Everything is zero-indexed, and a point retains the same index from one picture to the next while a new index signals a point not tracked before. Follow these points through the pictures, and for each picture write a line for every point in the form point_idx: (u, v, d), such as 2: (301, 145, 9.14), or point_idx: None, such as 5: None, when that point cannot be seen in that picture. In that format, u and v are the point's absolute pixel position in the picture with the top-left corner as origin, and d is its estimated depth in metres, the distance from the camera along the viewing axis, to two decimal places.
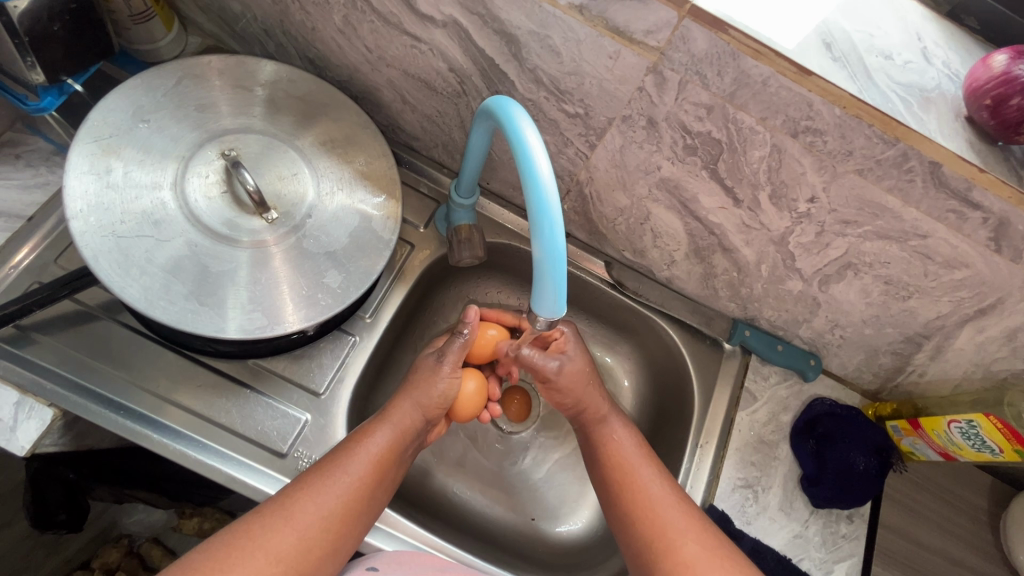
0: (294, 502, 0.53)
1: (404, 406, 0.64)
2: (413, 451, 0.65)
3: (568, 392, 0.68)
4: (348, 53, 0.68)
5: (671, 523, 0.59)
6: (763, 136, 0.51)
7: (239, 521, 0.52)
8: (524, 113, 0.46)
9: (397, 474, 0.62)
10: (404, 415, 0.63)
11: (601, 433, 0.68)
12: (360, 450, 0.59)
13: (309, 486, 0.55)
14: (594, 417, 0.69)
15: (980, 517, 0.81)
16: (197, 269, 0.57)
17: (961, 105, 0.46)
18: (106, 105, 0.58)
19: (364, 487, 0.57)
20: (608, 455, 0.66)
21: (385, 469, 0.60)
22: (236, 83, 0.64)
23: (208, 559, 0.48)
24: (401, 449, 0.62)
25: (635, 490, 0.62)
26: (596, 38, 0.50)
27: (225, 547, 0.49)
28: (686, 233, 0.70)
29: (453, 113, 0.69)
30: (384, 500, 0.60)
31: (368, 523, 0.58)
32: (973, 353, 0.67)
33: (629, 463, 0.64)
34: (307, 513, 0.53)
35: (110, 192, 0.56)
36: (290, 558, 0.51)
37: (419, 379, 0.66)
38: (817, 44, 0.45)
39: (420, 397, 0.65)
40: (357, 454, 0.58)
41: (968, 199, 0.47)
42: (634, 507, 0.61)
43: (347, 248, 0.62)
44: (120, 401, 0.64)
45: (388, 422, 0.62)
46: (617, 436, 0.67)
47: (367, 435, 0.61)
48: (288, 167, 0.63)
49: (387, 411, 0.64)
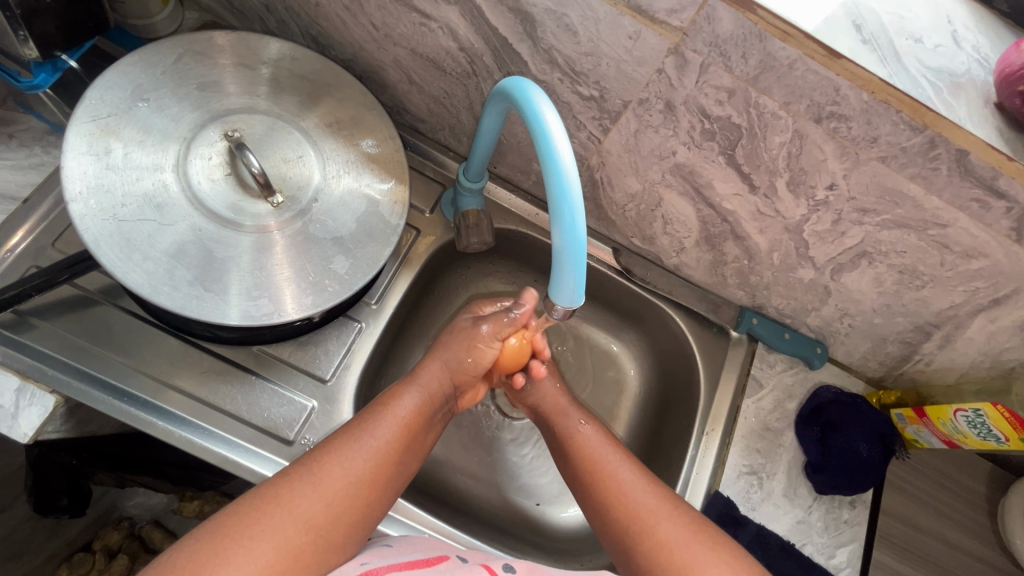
0: (323, 465, 0.53)
1: (430, 368, 0.65)
2: (441, 418, 0.66)
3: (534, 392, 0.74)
4: (353, 31, 0.66)
5: (644, 507, 0.59)
6: (785, 121, 0.49)
7: (265, 484, 0.51)
8: (544, 94, 0.45)
9: (425, 439, 0.62)
10: (432, 378, 0.64)
11: (566, 426, 0.69)
12: (387, 413, 0.59)
13: (336, 450, 0.54)
14: (557, 412, 0.71)
15: (977, 501, 0.83)
16: (202, 253, 0.55)
17: (992, 91, 0.45)
18: (103, 83, 0.56)
19: (391, 451, 0.57)
20: (577, 448, 0.67)
21: (413, 432, 0.60)
22: (238, 61, 0.62)
23: (238, 519, 0.47)
24: (428, 412, 0.63)
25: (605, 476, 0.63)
26: (616, 17, 0.48)
27: (254, 508, 0.48)
28: (697, 220, 0.69)
29: (462, 94, 0.67)
30: (414, 467, 0.60)
31: (397, 486, 0.58)
32: (983, 342, 0.67)
33: (595, 456, 0.65)
34: (338, 474, 0.53)
35: (110, 173, 0.54)
36: (319, 523, 0.50)
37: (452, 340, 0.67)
38: (845, 26, 0.44)
39: (446, 355, 0.66)
40: (385, 417, 0.58)
41: (993, 187, 0.46)
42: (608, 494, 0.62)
43: (355, 233, 0.61)
44: (125, 388, 0.63)
45: (415, 385, 0.63)
46: (584, 430, 0.68)
47: (394, 399, 0.61)
48: (293, 149, 0.61)
49: (414, 374, 0.64)
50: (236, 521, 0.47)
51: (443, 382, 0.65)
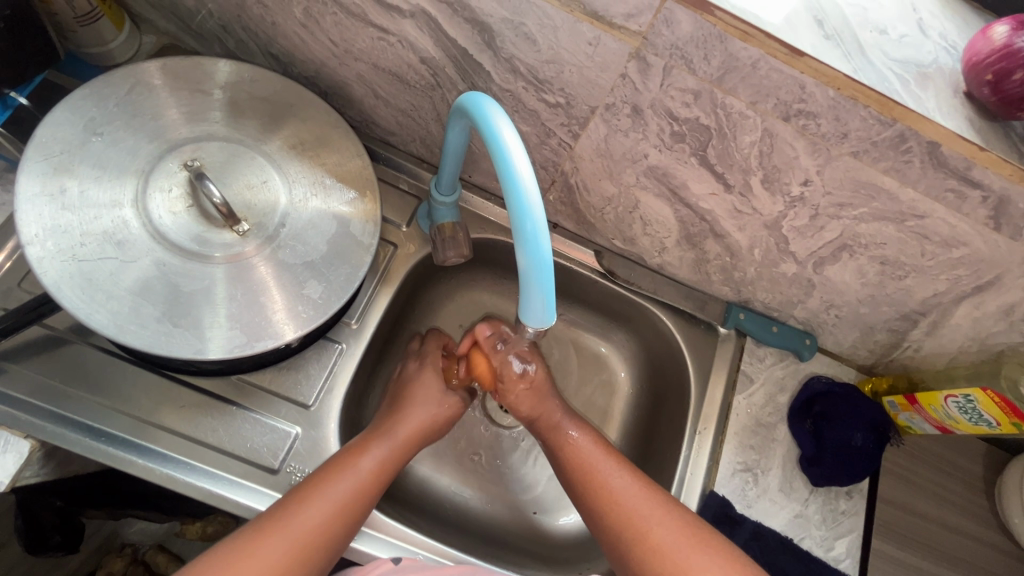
0: (290, 517, 0.53)
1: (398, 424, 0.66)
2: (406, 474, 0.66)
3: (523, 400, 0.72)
4: (313, 49, 0.64)
5: (640, 514, 0.58)
6: (753, 121, 0.48)
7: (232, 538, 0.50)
8: (501, 110, 0.44)
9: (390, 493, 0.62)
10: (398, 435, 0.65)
11: (556, 440, 0.70)
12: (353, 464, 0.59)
13: (302, 498, 0.54)
14: (548, 425, 0.71)
15: (974, 482, 0.83)
16: (167, 289, 0.54)
17: (961, 80, 0.43)
18: (55, 120, 0.54)
19: (354, 500, 0.57)
20: (570, 457, 0.67)
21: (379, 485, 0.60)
22: (194, 87, 0.60)
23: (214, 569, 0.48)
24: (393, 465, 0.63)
25: (600, 485, 0.62)
26: (573, 24, 0.46)
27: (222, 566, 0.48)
28: (676, 220, 0.68)
29: (429, 106, 0.66)
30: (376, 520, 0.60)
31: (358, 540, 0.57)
32: (969, 328, 0.66)
33: (587, 461, 0.65)
34: (294, 528, 0.52)
35: (66, 213, 0.52)
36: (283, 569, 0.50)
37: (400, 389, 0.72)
38: (807, 22, 0.43)
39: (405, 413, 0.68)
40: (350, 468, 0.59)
41: (968, 177, 0.45)
42: (601, 500, 0.61)
43: (325, 256, 0.60)
44: (102, 427, 0.62)
45: (381, 438, 0.63)
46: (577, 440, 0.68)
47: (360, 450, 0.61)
48: (256, 175, 0.60)
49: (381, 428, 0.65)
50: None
51: (409, 436, 0.66)
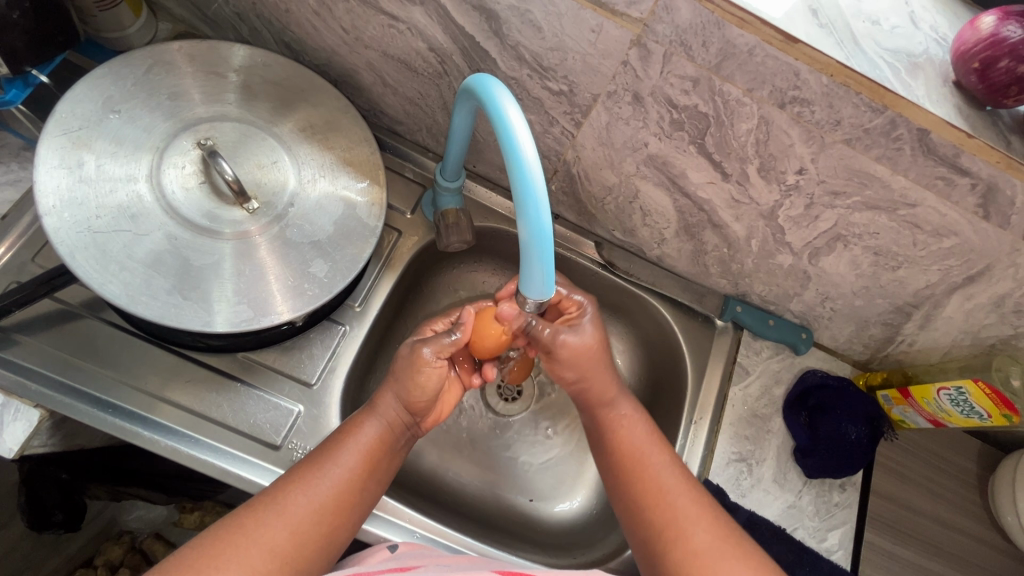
0: (292, 497, 0.53)
1: (394, 397, 0.61)
2: (409, 442, 0.64)
3: (569, 364, 0.64)
4: (324, 36, 0.66)
5: (681, 511, 0.57)
6: (750, 108, 0.50)
7: (232, 515, 0.51)
8: (507, 90, 0.45)
9: (392, 465, 0.61)
10: (395, 408, 0.61)
11: (608, 417, 0.65)
12: (350, 442, 0.58)
13: (301, 478, 0.54)
14: (600, 399, 0.65)
15: (967, 478, 0.84)
16: (178, 262, 0.55)
17: (950, 70, 0.45)
18: (74, 97, 0.56)
19: (356, 478, 0.56)
20: (617, 442, 0.63)
21: (378, 460, 0.58)
22: (209, 70, 0.62)
23: (210, 544, 0.48)
24: (392, 440, 0.60)
25: (646, 477, 0.60)
26: (577, 11, 0.48)
27: (230, 539, 0.49)
28: (675, 210, 0.69)
29: (435, 94, 0.68)
30: (380, 491, 0.59)
31: (364, 514, 0.57)
32: (962, 321, 0.67)
33: (638, 451, 0.62)
34: (290, 509, 0.52)
35: (83, 186, 0.54)
36: (284, 551, 0.50)
37: (400, 371, 0.61)
38: (803, 12, 0.44)
39: (405, 387, 0.61)
40: (347, 445, 0.57)
41: (957, 165, 0.46)
42: (647, 496, 0.59)
43: (332, 236, 0.62)
44: (109, 399, 0.63)
45: (377, 412, 0.60)
46: (626, 423, 0.65)
47: (356, 426, 0.59)
48: (267, 155, 0.61)
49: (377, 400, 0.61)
50: (206, 553, 0.48)
51: (409, 412, 0.62)
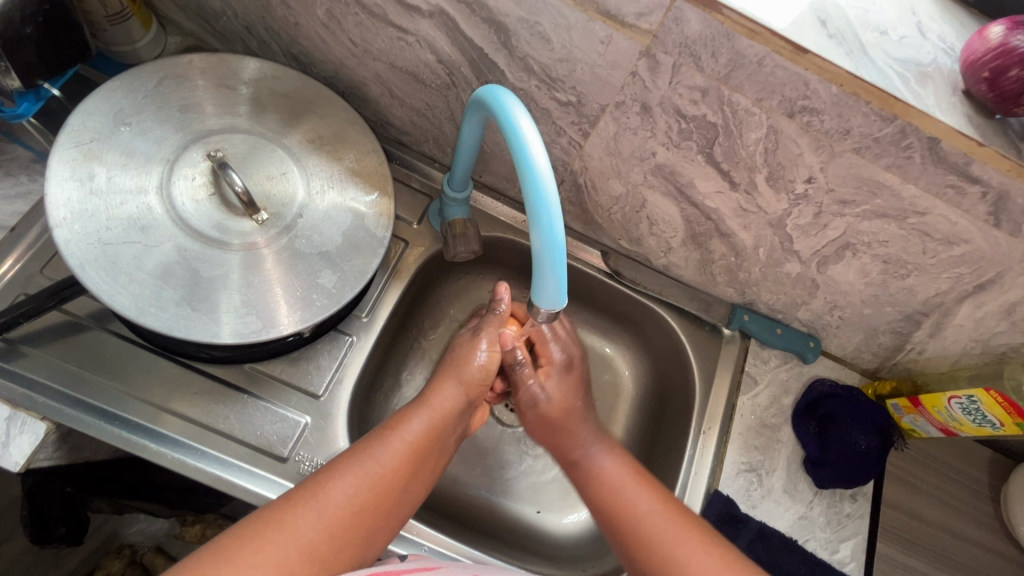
0: (334, 487, 0.53)
1: (442, 390, 0.65)
2: (452, 442, 0.65)
3: (539, 422, 0.74)
4: (333, 48, 0.67)
5: (677, 549, 0.56)
6: (759, 117, 0.50)
7: (274, 501, 0.51)
8: (517, 101, 0.45)
9: (434, 464, 0.61)
10: (442, 403, 0.63)
11: (588, 470, 0.67)
12: (395, 436, 0.58)
13: (343, 470, 0.54)
14: (572, 456, 0.70)
15: (979, 488, 0.83)
16: (188, 273, 0.55)
17: (959, 79, 0.45)
18: (85, 109, 0.57)
19: (399, 472, 0.56)
20: (601, 490, 0.64)
21: (422, 455, 0.59)
22: (220, 82, 0.62)
23: (243, 536, 0.47)
24: (436, 437, 0.62)
25: (633, 521, 0.60)
26: (587, 23, 0.49)
27: (271, 522, 0.48)
28: (682, 219, 0.69)
29: (443, 105, 0.68)
30: (420, 490, 0.59)
31: (404, 512, 0.57)
32: (972, 329, 0.67)
33: (622, 494, 0.63)
34: (333, 499, 0.52)
35: (94, 198, 0.54)
36: (323, 541, 0.49)
37: (457, 359, 0.68)
38: (811, 22, 0.44)
39: (461, 373, 0.66)
40: (393, 439, 0.58)
41: (967, 173, 0.46)
42: (638, 540, 0.59)
43: (340, 247, 0.62)
44: (116, 412, 0.63)
45: (424, 408, 0.62)
46: (608, 469, 0.66)
47: (402, 422, 0.60)
48: (276, 167, 0.62)
49: (424, 397, 0.64)
50: (245, 534, 0.47)
51: (455, 407, 0.64)
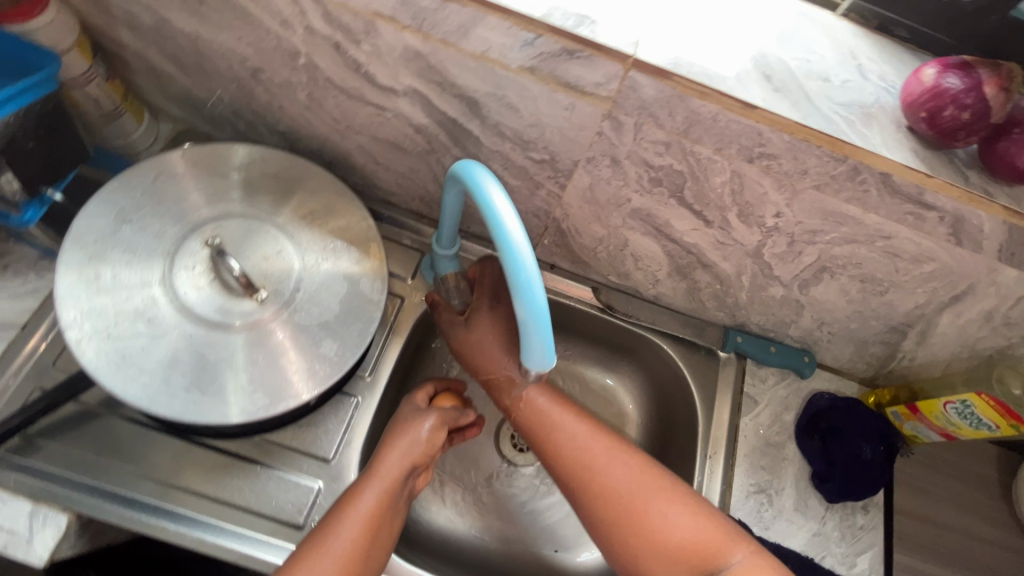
0: None
1: (389, 457, 0.62)
2: (410, 501, 0.64)
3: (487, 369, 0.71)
4: (316, 126, 0.70)
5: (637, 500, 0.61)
6: (721, 164, 0.53)
7: None
8: (492, 177, 0.48)
9: (396, 528, 0.61)
10: (390, 469, 0.61)
11: (542, 423, 0.66)
12: (350, 511, 0.58)
13: (303, 558, 0.55)
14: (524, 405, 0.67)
15: (989, 486, 0.84)
16: (194, 359, 0.58)
17: (901, 116, 0.48)
18: (89, 212, 0.60)
19: (358, 549, 0.57)
20: (561, 449, 0.64)
21: (378, 526, 0.58)
22: (213, 171, 0.66)
23: None
24: (393, 503, 0.60)
25: (595, 476, 0.62)
26: (550, 94, 0.52)
27: None
28: (664, 254, 0.72)
29: (425, 168, 0.71)
30: (386, 557, 0.59)
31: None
32: (956, 335, 0.69)
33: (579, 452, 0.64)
34: None
35: (102, 297, 0.57)
36: None
37: (400, 430, 0.65)
38: (756, 77, 0.48)
39: (406, 441, 0.64)
40: (347, 516, 0.58)
41: (923, 201, 0.49)
42: (602, 496, 0.61)
43: (338, 315, 0.64)
44: (135, 496, 0.65)
45: (375, 477, 0.60)
46: (562, 426, 0.65)
47: (356, 495, 0.59)
48: (271, 245, 0.64)
49: (375, 464, 0.62)
50: None
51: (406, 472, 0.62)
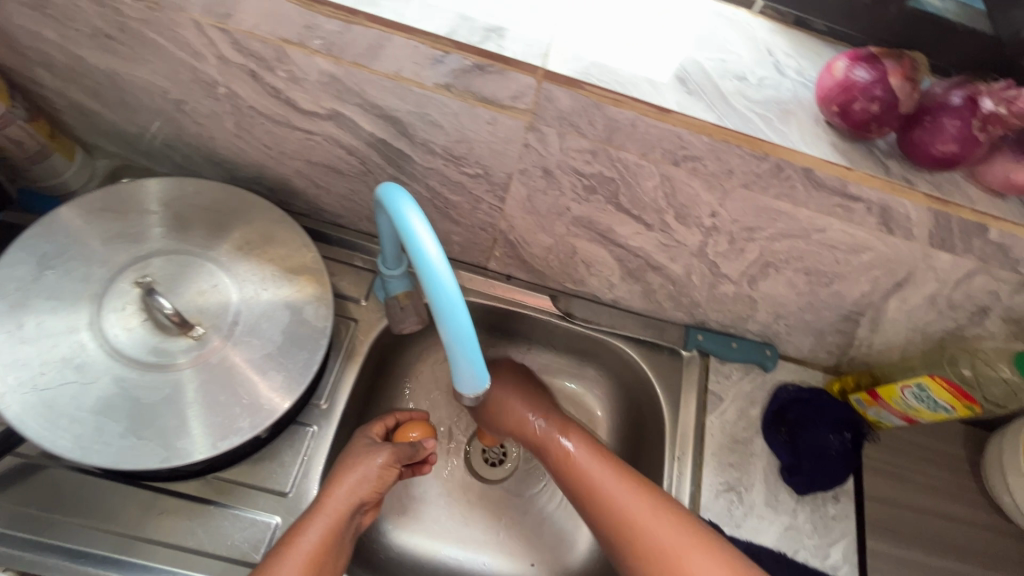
0: None
1: (335, 492, 0.61)
2: (353, 540, 0.62)
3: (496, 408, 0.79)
4: (249, 153, 0.69)
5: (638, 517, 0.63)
6: (649, 169, 0.52)
7: None
8: (411, 200, 0.48)
9: (339, 566, 0.59)
10: (337, 503, 0.60)
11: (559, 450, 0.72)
12: (291, 551, 0.56)
13: None
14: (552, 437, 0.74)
15: (958, 465, 0.84)
16: (128, 403, 0.56)
17: (818, 111, 0.48)
18: (10, 260, 0.58)
19: None
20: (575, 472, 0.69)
21: (322, 565, 0.57)
22: (142, 208, 0.64)
23: None
24: (337, 541, 0.59)
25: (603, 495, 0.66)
26: (470, 109, 0.51)
27: None
28: (613, 259, 0.71)
29: (365, 189, 0.70)
30: None
31: None
32: (907, 320, 0.69)
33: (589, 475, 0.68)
34: None
35: (26, 347, 0.55)
36: None
37: (348, 464, 0.64)
38: (671, 82, 0.47)
39: (354, 476, 0.63)
40: (289, 557, 0.56)
41: (848, 193, 0.49)
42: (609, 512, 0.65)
43: (281, 346, 0.62)
44: (81, 548, 0.62)
45: (320, 514, 0.59)
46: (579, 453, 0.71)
47: (297, 534, 0.58)
48: (206, 280, 0.63)
49: (319, 501, 0.61)
50: None
51: (353, 507, 0.61)
